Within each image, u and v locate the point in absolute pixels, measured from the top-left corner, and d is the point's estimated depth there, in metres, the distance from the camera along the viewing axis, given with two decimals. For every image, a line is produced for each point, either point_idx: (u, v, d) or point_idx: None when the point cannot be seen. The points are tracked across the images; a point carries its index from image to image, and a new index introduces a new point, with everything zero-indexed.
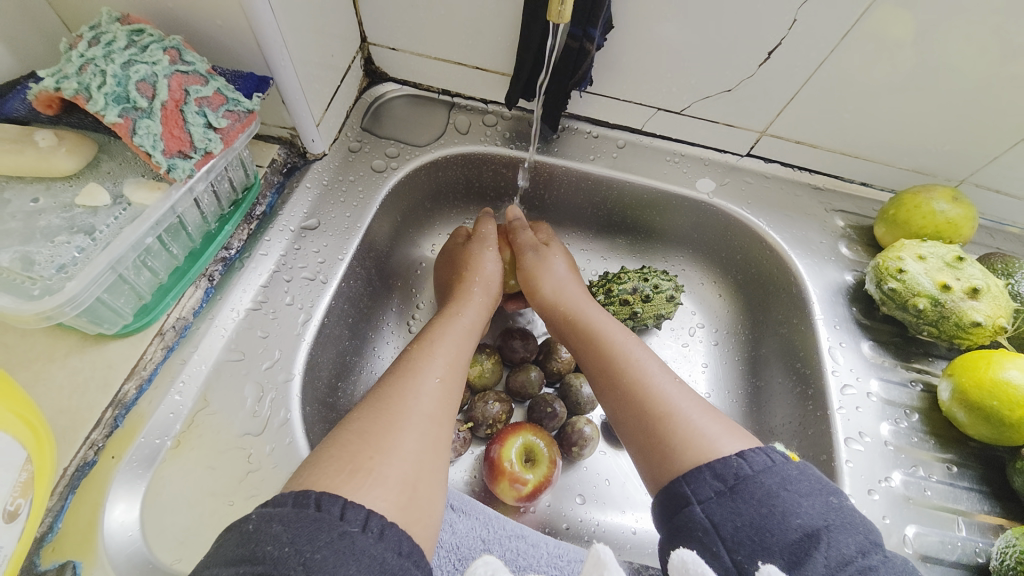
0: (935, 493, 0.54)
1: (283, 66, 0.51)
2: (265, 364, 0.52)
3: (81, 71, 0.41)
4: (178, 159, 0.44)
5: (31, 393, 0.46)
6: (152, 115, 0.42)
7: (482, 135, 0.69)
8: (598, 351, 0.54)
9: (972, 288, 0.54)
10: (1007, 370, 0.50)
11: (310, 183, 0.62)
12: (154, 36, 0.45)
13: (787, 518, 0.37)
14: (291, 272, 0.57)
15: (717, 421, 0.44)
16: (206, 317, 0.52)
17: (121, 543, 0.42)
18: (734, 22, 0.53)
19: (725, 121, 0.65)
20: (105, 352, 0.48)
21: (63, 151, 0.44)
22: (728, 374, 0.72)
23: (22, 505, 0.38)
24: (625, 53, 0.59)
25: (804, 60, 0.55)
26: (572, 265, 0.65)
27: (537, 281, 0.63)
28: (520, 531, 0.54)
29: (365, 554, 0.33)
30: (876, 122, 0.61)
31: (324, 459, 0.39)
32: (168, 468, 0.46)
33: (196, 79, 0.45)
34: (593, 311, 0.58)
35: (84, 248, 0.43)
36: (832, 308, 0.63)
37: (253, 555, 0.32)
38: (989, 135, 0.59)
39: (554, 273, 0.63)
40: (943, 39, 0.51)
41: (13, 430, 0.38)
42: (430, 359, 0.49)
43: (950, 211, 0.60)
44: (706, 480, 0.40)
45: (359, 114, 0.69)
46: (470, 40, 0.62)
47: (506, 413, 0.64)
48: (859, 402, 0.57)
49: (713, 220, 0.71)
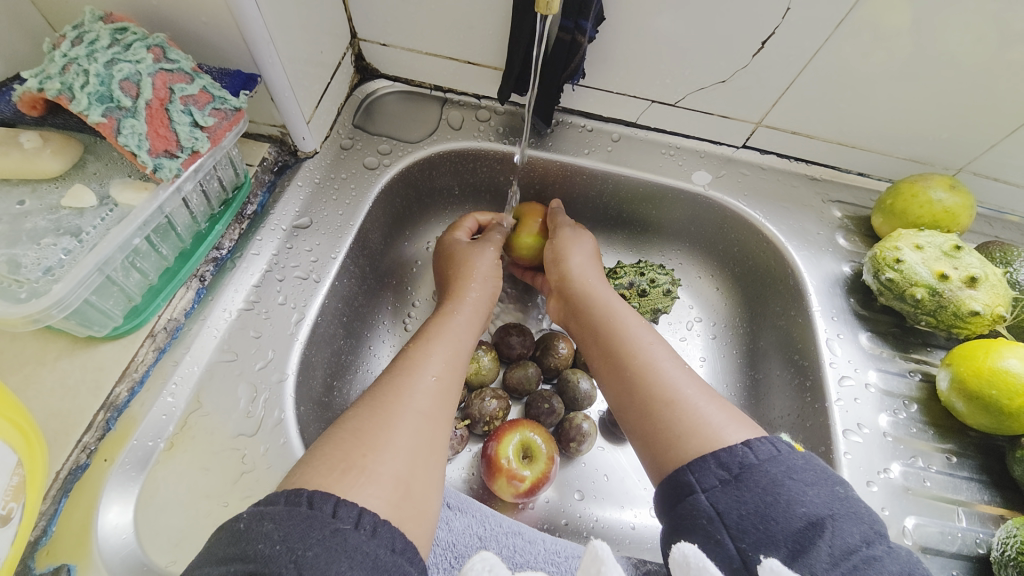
0: (935, 484, 0.53)
1: (271, 63, 0.50)
2: (258, 364, 0.52)
3: (64, 71, 0.41)
4: (164, 159, 0.44)
5: (22, 397, 0.45)
6: (136, 114, 0.42)
7: (475, 130, 0.69)
8: (609, 336, 0.54)
9: (970, 277, 0.53)
10: (1006, 358, 0.49)
11: (301, 182, 0.62)
12: (137, 34, 0.44)
13: (792, 506, 0.36)
14: (284, 271, 0.57)
15: (721, 410, 0.44)
16: (197, 318, 0.52)
17: (115, 546, 0.42)
18: (727, 11, 0.53)
19: (720, 113, 0.65)
20: (95, 355, 0.48)
21: (47, 153, 0.44)
22: (726, 368, 0.71)
23: (14, 510, 0.38)
24: (617, 46, 0.59)
25: (799, 49, 0.55)
26: (597, 252, 0.65)
27: (557, 262, 0.63)
28: (516, 528, 0.54)
29: (357, 551, 0.32)
30: (872, 111, 0.60)
31: (318, 457, 0.39)
32: (161, 470, 0.46)
33: (181, 77, 0.44)
34: (607, 296, 0.58)
35: (71, 250, 0.42)
36: (829, 300, 0.62)
37: (245, 553, 0.31)
38: (986, 122, 0.58)
39: (562, 260, 0.62)
40: (939, 26, 0.50)
41: (3, 435, 0.37)
42: (427, 356, 0.49)
43: (947, 200, 0.59)
44: (711, 468, 0.39)
45: (351, 111, 0.68)
46: (461, 35, 0.61)
47: (503, 410, 0.63)
48: (857, 393, 0.57)
49: (709, 212, 0.70)
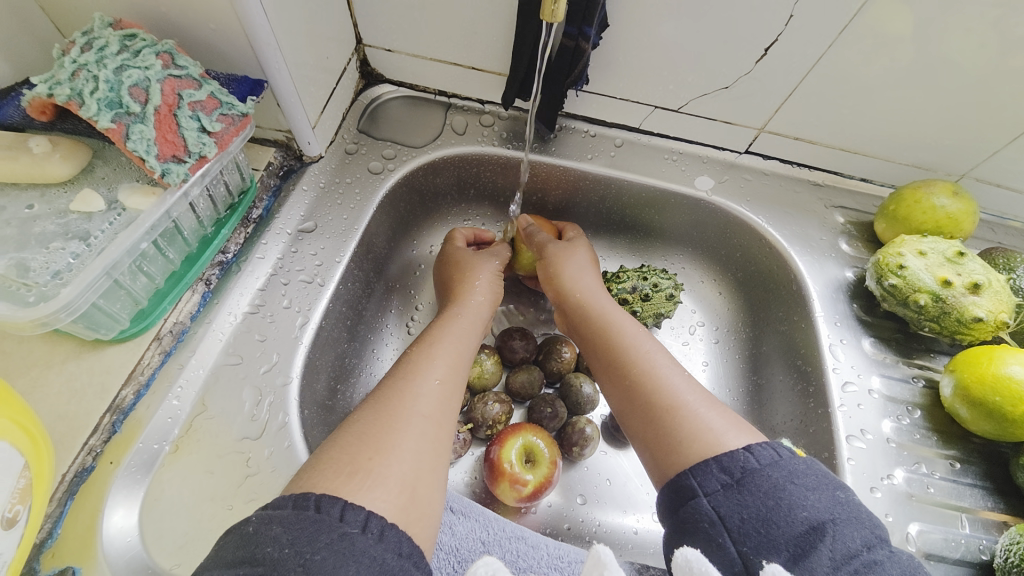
0: (938, 490, 0.53)
1: (278, 69, 0.51)
2: (263, 368, 0.52)
3: (73, 77, 0.41)
4: (172, 164, 0.44)
5: (29, 400, 0.46)
6: (145, 120, 0.42)
7: (479, 135, 0.69)
8: (610, 342, 0.54)
9: (973, 284, 0.54)
10: (1009, 365, 0.49)
11: (306, 186, 0.62)
12: (146, 40, 0.45)
13: (794, 510, 0.36)
14: (288, 275, 0.57)
15: (724, 416, 0.44)
16: (203, 321, 0.52)
17: (120, 549, 0.42)
18: (731, 18, 0.53)
19: (723, 118, 0.65)
20: (102, 358, 0.48)
21: (57, 158, 0.44)
22: (729, 372, 0.71)
23: (20, 512, 0.38)
24: (621, 52, 0.59)
25: (802, 55, 0.55)
26: (595, 260, 0.65)
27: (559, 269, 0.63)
28: (520, 532, 0.54)
29: (365, 555, 0.32)
30: (875, 117, 0.60)
31: (324, 461, 0.39)
32: (166, 473, 0.46)
33: (190, 83, 0.45)
34: (607, 304, 0.58)
35: (79, 254, 0.42)
36: (832, 305, 0.62)
37: (253, 556, 0.31)
38: (989, 128, 0.58)
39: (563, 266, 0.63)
40: (941, 33, 0.50)
41: (11, 437, 0.37)
42: (431, 360, 0.49)
43: (950, 206, 0.59)
44: (713, 472, 0.39)
45: (355, 116, 0.68)
46: (466, 41, 0.62)
47: (506, 414, 0.64)
48: (860, 399, 0.57)
49: (712, 217, 0.70)
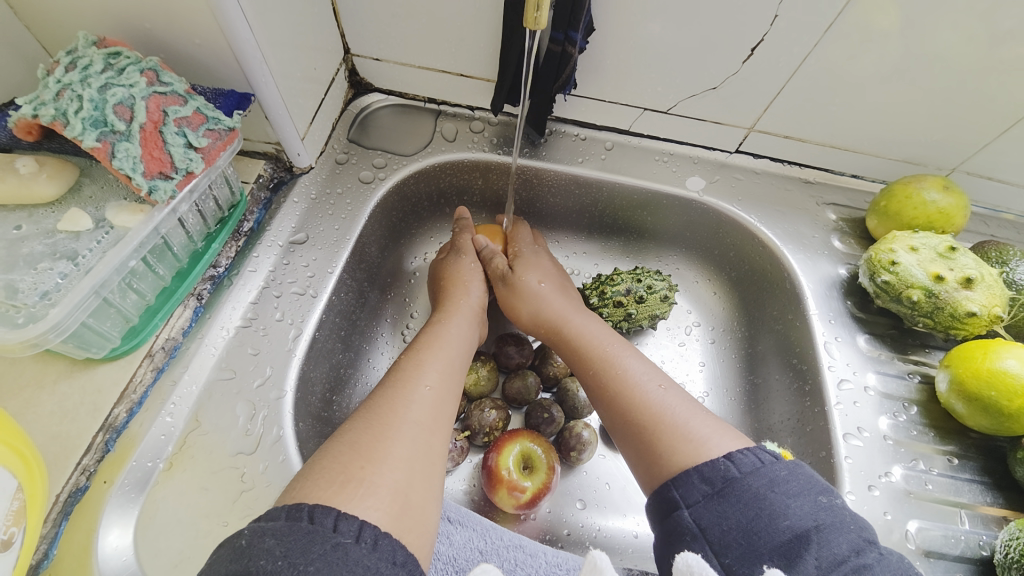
0: (937, 486, 0.53)
1: (265, 82, 0.51)
2: (256, 382, 0.52)
3: (58, 97, 0.41)
4: (159, 181, 0.44)
5: (21, 421, 0.45)
6: (130, 137, 0.42)
7: (470, 141, 0.69)
8: (589, 357, 0.54)
9: (965, 278, 0.53)
10: (1003, 359, 0.49)
11: (297, 198, 0.62)
12: (131, 57, 0.45)
13: (775, 520, 0.36)
14: (280, 287, 0.57)
15: (709, 422, 0.44)
16: (195, 336, 0.52)
17: (116, 568, 0.42)
18: (718, 19, 0.53)
19: (713, 118, 0.65)
20: (93, 377, 0.48)
21: (43, 178, 0.44)
22: (726, 372, 0.71)
23: (16, 534, 0.38)
24: (607, 55, 0.59)
25: (788, 54, 0.55)
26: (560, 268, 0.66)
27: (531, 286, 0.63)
28: (518, 541, 0.54)
29: (359, 564, 0.32)
30: (865, 113, 0.60)
31: (317, 471, 0.39)
32: (161, 490, 0.46)
33: (175, 99, 0.45)
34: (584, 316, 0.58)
35: (67, 274, 0.42)
36: (826, 302, 0.62)
37: (246, 569, 0.31)
38: (977, 123, 0.59)
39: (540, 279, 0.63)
40: (926, 30, 0.51)
41: (3, 459, 0.37)
42: (421, 367, 0.49)
43: (941, 200, 0.59)
44: (695, 484, 0.39)
45: (345, 125, 0.69)
46: (453, 48, 0.62)
47: (502, 420, 0.63)
48: (857, 397, 0.57)
49: (703, 218, 0.71)
